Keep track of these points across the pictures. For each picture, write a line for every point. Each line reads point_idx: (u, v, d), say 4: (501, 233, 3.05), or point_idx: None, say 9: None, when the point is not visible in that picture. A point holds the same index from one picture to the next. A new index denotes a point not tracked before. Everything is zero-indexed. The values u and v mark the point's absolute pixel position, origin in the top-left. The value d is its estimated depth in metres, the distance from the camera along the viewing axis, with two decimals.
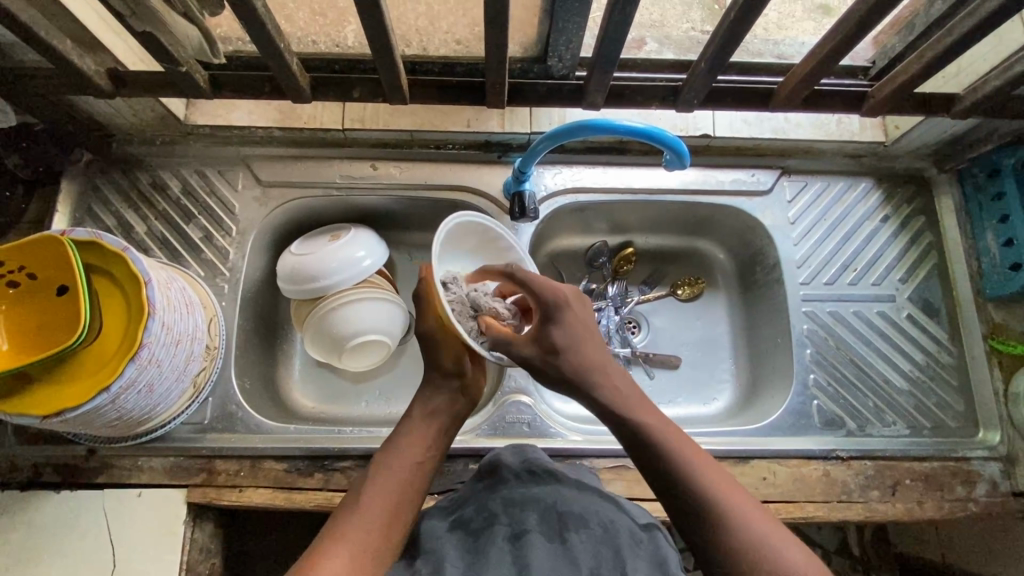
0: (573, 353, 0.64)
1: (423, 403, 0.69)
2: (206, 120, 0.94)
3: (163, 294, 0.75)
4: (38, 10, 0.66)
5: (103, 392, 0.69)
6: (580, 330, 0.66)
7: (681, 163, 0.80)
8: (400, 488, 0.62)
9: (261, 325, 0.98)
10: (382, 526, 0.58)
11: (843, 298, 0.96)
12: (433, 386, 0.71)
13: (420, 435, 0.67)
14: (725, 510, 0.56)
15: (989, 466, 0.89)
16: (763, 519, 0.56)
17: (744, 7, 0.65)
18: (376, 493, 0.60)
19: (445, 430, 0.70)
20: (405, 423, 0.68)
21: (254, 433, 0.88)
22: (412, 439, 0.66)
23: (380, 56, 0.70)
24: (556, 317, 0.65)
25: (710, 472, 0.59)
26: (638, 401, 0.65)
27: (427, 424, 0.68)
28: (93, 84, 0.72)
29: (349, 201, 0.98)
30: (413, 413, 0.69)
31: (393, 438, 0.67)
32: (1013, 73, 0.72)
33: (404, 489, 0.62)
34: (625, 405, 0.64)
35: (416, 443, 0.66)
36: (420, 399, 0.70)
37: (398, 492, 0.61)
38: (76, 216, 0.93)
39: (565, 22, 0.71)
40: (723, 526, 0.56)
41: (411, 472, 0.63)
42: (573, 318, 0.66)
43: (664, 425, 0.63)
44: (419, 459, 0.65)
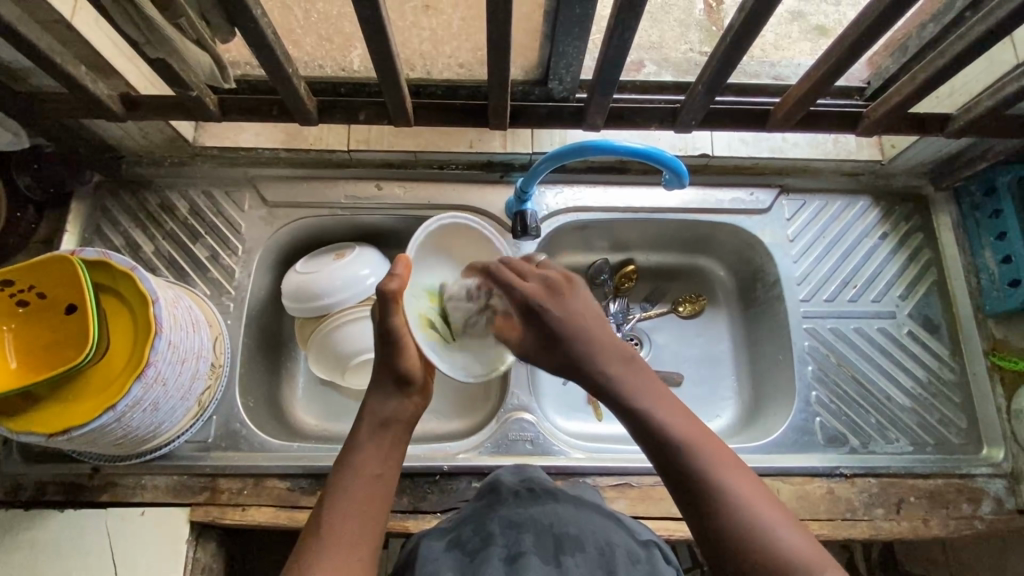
0: (573, 339, 0.68)
1: (371, 410, 0.67)
2: (215, 142, 0.96)
3: (170, 312, 0.76)
4: (53, 36, 0.67)
5: (109, 410, 0.70)
6: (571, 318, 0.69)
7: (680, 182, 0.81)
8: (363, 505, 0.61)
9: (265, 343, 0.98)
10: (351, 549, 0.57)
11: (843, 315, 0.97)
12: (380, 391, 0.69)
13: (376, 447, 0.65)
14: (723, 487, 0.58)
15: (994, 484, 0.88)
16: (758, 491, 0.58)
17: (739, 30, 0.66)
18: (342, 514, 0.60)
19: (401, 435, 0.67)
20: (358, 438, 0.66)
21: (257, 451, 0.88)
22: (369, 452, 0.64)
23: (387, 81, 0.72)
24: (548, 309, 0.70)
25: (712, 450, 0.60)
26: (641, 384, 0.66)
27: (381, 434, 0.66)
28: (105, 107, 0.74)
29: (354, 220, 1.00)
30: (362, 419, 0.67)
31: (347, 454, 0.65)
32: (1005, 94, 0.74)
33: (365, 505, 0.61)
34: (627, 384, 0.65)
35: (371, 453, 0.64)
36: (370, 403, 0.68)
37: (359, 510, 0.60)
38: (85, 235, 0.95)
39: (565, 46, 0.73)
40: (719, 503, 0.57)
41: (367, 487, 0.62)
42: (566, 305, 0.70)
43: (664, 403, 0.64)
44: (376, 471, 0.63)
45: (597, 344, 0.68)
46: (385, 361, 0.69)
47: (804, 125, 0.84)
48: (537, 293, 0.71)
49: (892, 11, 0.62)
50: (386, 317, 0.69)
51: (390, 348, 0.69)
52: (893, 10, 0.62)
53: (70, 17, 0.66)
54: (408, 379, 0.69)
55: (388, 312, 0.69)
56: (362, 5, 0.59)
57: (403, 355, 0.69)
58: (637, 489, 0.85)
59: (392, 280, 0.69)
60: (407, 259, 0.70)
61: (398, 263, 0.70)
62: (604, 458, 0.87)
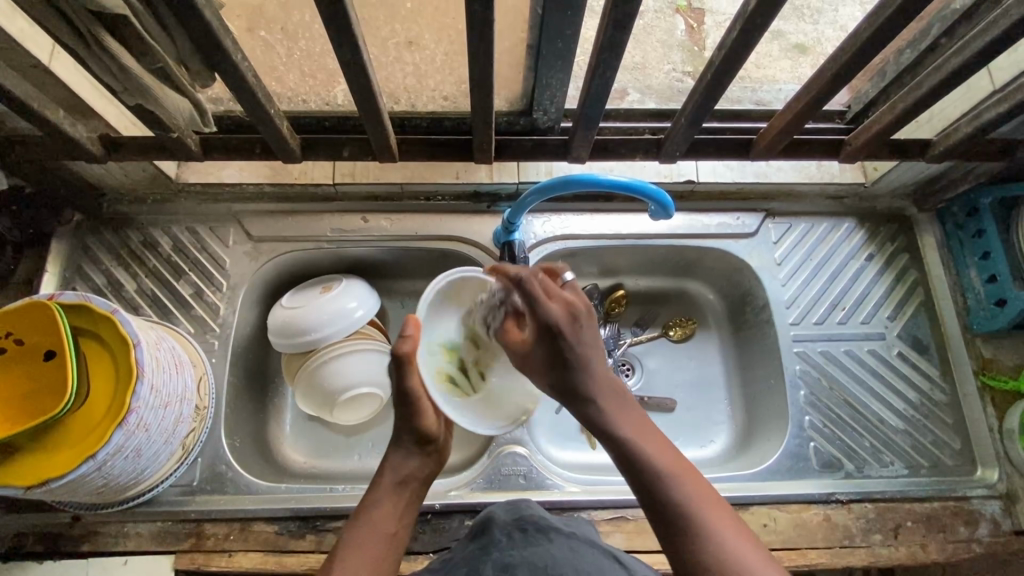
0: (575, 373, 0.63)
1: (394, 464, 0.67)
2: (198, 178, 0.95)
3: (152, 355, 0.74)
4: (30, 82, 0.67)
5: (89, 459, 0.68)
6: (582, 349, 0.63)
7: (666, 213, 0.81)
8: (378, 557, 0.59)
9: (251, 380, 0.97)
10: None
11: (832, 337, 0.97)
12: (401, 446, 0.68)
13: (394, 500, 0.65)
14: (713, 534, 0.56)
15: (990, 505, 0.88)
16: (747, 543, 0.56)
17: (719, 68, 0.66)
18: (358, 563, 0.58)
19: (417, 494, 0.68)
20: (377, 488, 0.65)
21: (244, 493, 0.86)
22: (387, 504, 0.64)
23: (370, 119, 0.72)
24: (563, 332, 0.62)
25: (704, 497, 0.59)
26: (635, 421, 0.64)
27: (399, 491, 0.66)
28: (84, 150, 0.73)
29: (341, 252, 0.99)
30: (383, 470, 0.67)
31: (365, 504, 0.64)
32: (982, 121, 0.74)
33: (381, 561, 0.60)
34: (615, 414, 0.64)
35: (390, 507, 0.64)
36: (390, 457, 0.68)
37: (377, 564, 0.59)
38: (65, 275, 0.93)
39: (548, 79, 0.74)
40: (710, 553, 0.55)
41: (386, 542, 0.61)
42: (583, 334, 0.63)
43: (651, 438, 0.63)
44: (393, 528, 0.63)
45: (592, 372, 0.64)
46: (407, 419, 0.69)
47: (786, 152, 0.84)
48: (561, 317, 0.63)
49: (870, 47, 0.62)
50: (407, 375, 0.68)
51: (412, 407, 0.69)
52: (869, 46, 0.63)
53: (48, 62, 0.65)
54: (430, 440, 0.69)
55: (408, 371, 0.68)
56: (340, 50, 0.59)
57: (425, 414, 0.69)
58: (633, 522, 0.84)
59: (405, 342, 0.68)
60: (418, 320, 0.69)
61: (407, 323, 0.69)
62: (599, 491, 0.85)
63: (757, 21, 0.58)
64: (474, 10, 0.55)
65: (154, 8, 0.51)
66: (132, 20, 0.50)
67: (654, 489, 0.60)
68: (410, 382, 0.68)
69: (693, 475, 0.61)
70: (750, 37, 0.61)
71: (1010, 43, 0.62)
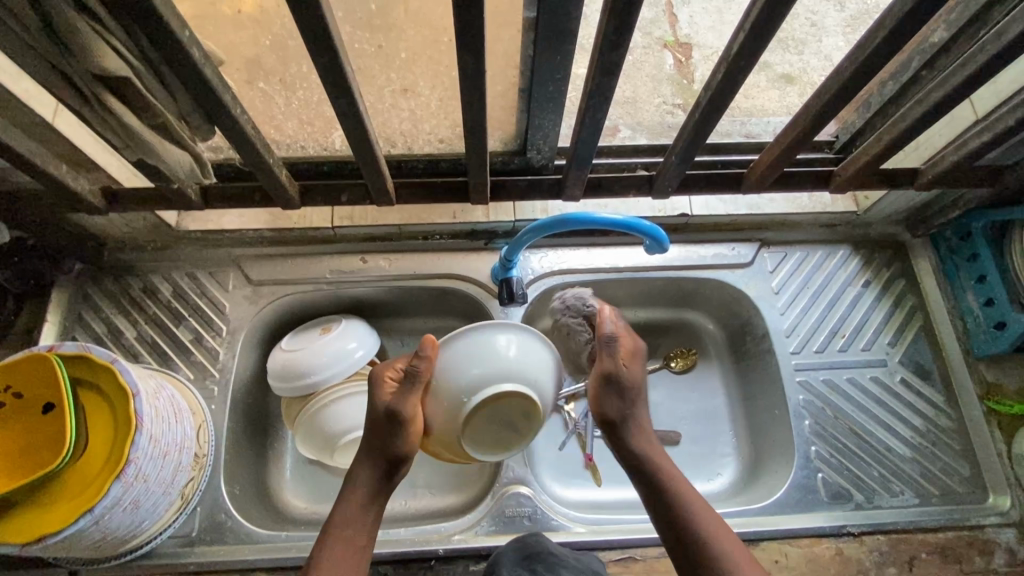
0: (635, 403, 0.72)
1: (361, 485, 0.67)
2: (198, 225, 0.97)
3: (151, 404, 0.74)
4: (34, 138, 0.68)
5: (86, 513, 0.67)
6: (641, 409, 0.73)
7: (661, 248, 0.82)
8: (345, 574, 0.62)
9: (250, 425, 0.96)
10: None
11: (834, 366, 0.96)
12: (371, 465, 0.68)
13: (362, 515, 0.66)
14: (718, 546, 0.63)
15: (1004, 533, 0.86)
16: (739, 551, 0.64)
17: (705, 109, 0.67)
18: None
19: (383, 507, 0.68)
20: (344, 503, 0.67)
21: (244, 543, 0.84)
22: (355, 520, 0.65)
23: (366, 167, 0.73)
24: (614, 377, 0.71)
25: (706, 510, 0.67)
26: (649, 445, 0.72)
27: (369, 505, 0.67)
28: (86, 203, 0.75)
29: (340, 293, 0.99)
30: (348, 485, 0.68)
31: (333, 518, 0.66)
32: (967, 150, 0.76)
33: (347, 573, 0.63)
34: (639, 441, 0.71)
35: (355, 526, 0.65)
36: (358, 476, 0.68)
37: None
38: (65, 324, 0.94)
39: (542, 119, 0.76)
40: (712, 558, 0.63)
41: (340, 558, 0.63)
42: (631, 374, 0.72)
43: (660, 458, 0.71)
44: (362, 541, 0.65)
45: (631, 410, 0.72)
46: (383, 439, 0.68)
47: (778, 184, 0.85)
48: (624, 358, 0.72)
49: (851, 85, 0.63)
50: (404, 397, 0.68)
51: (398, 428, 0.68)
52: (850, 85, 0.63)
53: (51, 118, 0.67)
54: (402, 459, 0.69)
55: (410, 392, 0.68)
56: (336, 103, 0.60)
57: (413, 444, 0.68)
58: (642, 562, 0.82)
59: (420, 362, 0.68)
60: (434, 339, 0.68)
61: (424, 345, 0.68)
62: (606, 530, 0.84)
63: (740, 64, 0.60)
64: (466, 62, 0.57)
65: (154, 69, 0.53)
66: (132, 81, 0.52)
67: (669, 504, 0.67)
68: (398, 403, 0.68)
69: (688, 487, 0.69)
70: (734, 79, 0.62)
71: (986, 78, 0.64)
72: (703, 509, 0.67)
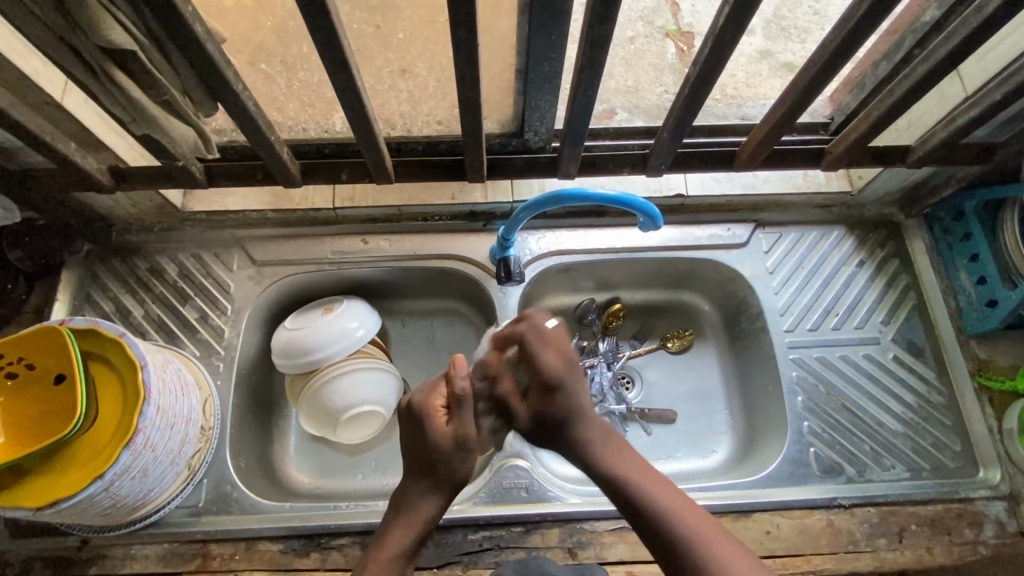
0: (570, 399, 0.71)
1: (421, 512, 0.68)
2: (203, 206, 0.99)
3: (159, 377, 0.76)
4: (44, 117, 0.70)
5: (97, 479, 0.69)
6: (580, 395, 0.71)
7: (655, 225, 0.83)
8: None
9: (255, 402, 0.98)
10: None
11: (827, 343, 0.98)
12: (431, 493, 0.69)
13: (406, 541, 0.67)
14: (690, 534, 0.62)
15: (994, 506, 0.88)
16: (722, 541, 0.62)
17: (695, 84, 0.69)
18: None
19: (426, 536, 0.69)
20: (396, 520, 0.69)
21: (249, 513, 0.86)
22: (399, 544, 0.67)
23: (365, 144, 0.74)
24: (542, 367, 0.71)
25: (670, 498, 0.65)
26: (605, 445, 0.70)
27: (416, 533, 0.68)
28: (94, 181, 0.77)
29: (341, 274, 1.01)
30: (410, 514, 0.68)
31: (380, 537, 0.69)
32: (956, 126, 0.77)
33: None
34: (594, 447, 0.69)
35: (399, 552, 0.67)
36: (422, 505, 0.69)
37: None
38: (75, 303, 0.96)
39: (537, 100, 0.77)
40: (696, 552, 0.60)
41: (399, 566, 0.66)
42: (570, 373, 0.71)
43: (621, 456, 0.69)
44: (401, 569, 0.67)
45: (577, 412, 0.71)
46: (442, 467, 0.69)
47: (769, 162, 0.86)
48: (558, 367, 0.71)
49: (837, 58, 0.65)
50: (464, 420, 0.69)
51: (462, 455, 0.68)
52: (836, 59, 0.65)
53: (60, 98, 0.69)
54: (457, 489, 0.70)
55: (465, 413, 0.69)
56: (334, 78, 0.62)
57: (472, 465, 0.70)
58: (636, 532, 0.84)
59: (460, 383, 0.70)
60: (463, 359, 0.72)
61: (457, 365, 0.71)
62: (601, 501, 0.86)
63: (726, 38, 0.61)
64: (459, 35, 0.58)
65: (159, 43, 0.55)
66: (138, 55, 0.54)
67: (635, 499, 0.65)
68: (463, 428, 0.69)
69: (650, 475, 0.68)
70: (721, 54, 0.63)
71: (970, 52, 0.65)
72: (670, 496, 0.66)
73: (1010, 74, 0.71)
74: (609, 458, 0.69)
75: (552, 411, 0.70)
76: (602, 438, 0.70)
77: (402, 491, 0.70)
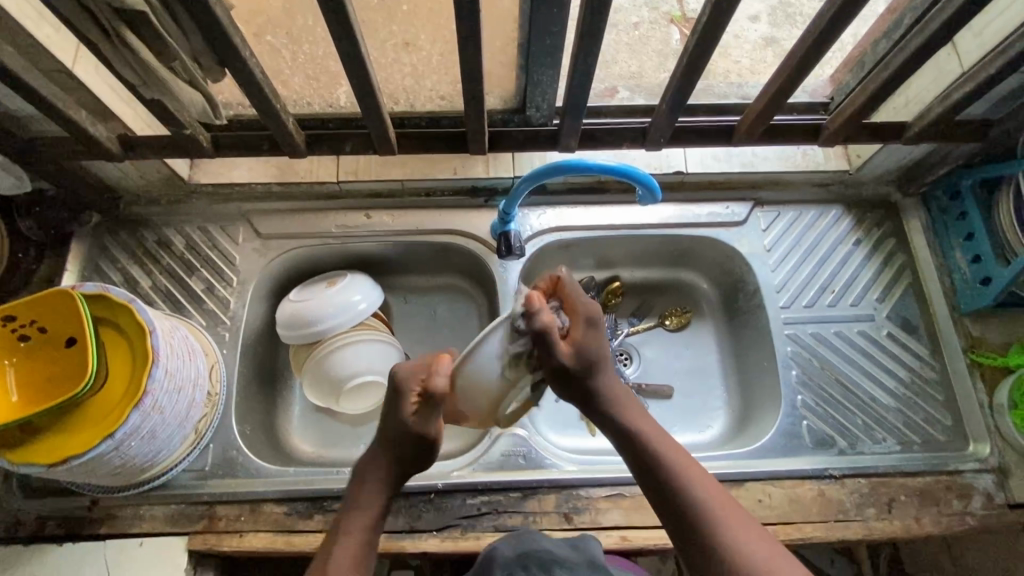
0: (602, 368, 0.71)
1: (381, 491, 0.70)
2: (209, 178, 1.01)
3: (167, 342, 0.78)
4: (56, 84, 0.72)
5: (108, 438, 0.72)
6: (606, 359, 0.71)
7: (654, 198, 0.85)
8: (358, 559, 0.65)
9: (260, 372, 1.00)
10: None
11: (823, 319, 0.99)
12: (392, 473, 0.71)
13: (372, 511, 0.68)
14: (703, 501, 0.64)
15: (982, 479, 0.89)
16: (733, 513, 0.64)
17: (694, 54, 0.70)
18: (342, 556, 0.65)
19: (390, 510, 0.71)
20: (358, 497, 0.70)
21: (254, 476, 0.89)
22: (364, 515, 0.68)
23: (369, 114, 0.76)
24: (590, 323, 0.69)
25: (688, 467, 0.67)
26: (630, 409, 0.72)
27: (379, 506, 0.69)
28: (104, 149, 0.78)
29: (344, 248, 1.03)
30: (372, 491, 0.70)
31: (343, 515, 0.69)
32: (952, 101, 0.78)
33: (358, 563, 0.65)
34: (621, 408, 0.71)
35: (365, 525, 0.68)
36: (382, 482, 0.70)
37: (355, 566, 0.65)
38: (84, 273, 0.98)
39: (539, 75, 0.78)
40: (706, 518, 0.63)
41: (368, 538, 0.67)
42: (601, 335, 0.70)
43: (644, 420, 0.71)
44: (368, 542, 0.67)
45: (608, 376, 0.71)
46: (404, 452, 0.70)
47: (767, 137, 0.87)
48: (594, 312, 0.70)
49: (834, 29, 0.66)
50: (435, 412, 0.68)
51: (427, 443, 0.69)
52: (832, 29, 0.66)
53: (71, 65, 0.70)
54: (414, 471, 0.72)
55: (439, 406, 0.68)
56: (339, 44, 0.63)
57: (437, 448, 0.71)
58: (631, 499, 0.86)
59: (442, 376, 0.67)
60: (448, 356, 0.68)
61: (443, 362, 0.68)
62: (597, 469, 0.88)
63: (724, 6, 0.62)
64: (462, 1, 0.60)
65: (169, 7, 0.56)
66: (149, 17, 0.55)
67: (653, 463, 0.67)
68: (434, 419, 0.68)
69: (672, 443, 0.69)
70: (719, 23, 0.64)
71: (963, 24, 0.66)
72: (690, 465, 0.67)
73: (1006, 48, 0.72)
74: (637, 423, 0.70)
75: (590, 356, 0.68)
76: (630, 404, 0.72)
77: (360, 473, 0.72)
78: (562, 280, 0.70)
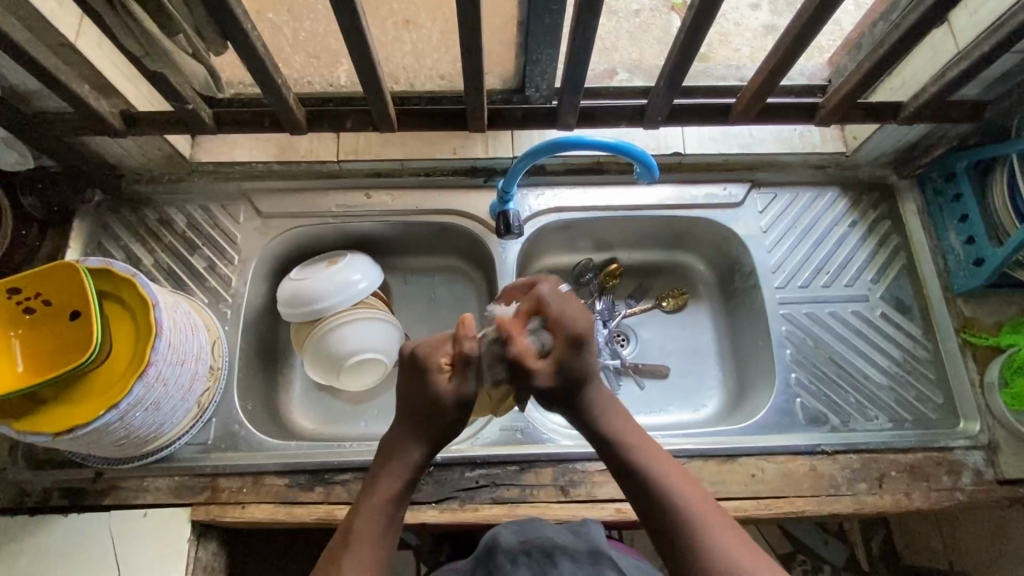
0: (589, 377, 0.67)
1: (410, 459, 0.66)
2: (210, 157, 1.02)
3: (169, 316, 0.79)
4: (59, 58, 0.73)
5: (112, 409, 0.73)
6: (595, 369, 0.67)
7: (651, 175, 0.86)
8: (381, 526, 0.64)
9: (261, 349, 1.01)
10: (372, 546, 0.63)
11: (817, 300, 1.00)
12: (421, 441, 0.66)
13: (399, 479, 0.66)
14: (689, 509, 0.62)
15: (972, 456, 0.91)
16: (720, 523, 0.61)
17: (690, 31, 0.70)
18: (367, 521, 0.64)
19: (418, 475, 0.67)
20: (382, 467, 0.67)
21: (255, 450, 0.90)
22: (390, 482, 0.66)
23: (369, 89, 0.77)
24: (580, 348, 0.64)
25: (673, 472, 0.65)
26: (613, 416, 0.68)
27: (404, 476, 0.66)
28: (107, 124, 0.79)
29: (345, 228, 1.04)
30: (399, 461, 0.66)
31: (368, 480, 0.67)
32: (945, 80, 0.79)
33: (385, 526, 0.65)
34: (604, 417, 0.68)
35: (390, 490, 0.65)
36: (409, 452, 0.66)
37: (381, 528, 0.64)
38: (87, 250, 0.99)
39: (539, 55, 0.79)
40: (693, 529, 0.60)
41: (396, 505, 0.65)
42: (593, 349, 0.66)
43: (628, 428, 0.68)
44: (392, 510, 0.65)
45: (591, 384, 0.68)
46: (435, 421, 0.66)
47: (764, 117, 0.88)
48: (584, 327, 0.65)
49: (828, 5, 0.66)
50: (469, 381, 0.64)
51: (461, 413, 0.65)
52: (827, 6, 0.67)
53: (74, 39, 0.71)
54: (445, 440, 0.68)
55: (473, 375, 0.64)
56: (339, 17, 0.64)
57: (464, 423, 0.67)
58: None
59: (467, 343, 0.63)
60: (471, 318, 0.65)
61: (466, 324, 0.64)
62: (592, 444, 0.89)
63: None
64: None
65: None
66: None
67: (640, 473, 0.64)
68: (466, 389, 0.64)
69: (655, 450, 0.67)
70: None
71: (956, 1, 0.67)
72: (674, 471, 0.65)
73: (999, 26, 0.73)
74: (619, 433, 0.67)
75: (573, 373, 0.65)
76: (614, 412, 0.69)
77: (387, 441, 0.68)
78: (545, 300, 0.65)
